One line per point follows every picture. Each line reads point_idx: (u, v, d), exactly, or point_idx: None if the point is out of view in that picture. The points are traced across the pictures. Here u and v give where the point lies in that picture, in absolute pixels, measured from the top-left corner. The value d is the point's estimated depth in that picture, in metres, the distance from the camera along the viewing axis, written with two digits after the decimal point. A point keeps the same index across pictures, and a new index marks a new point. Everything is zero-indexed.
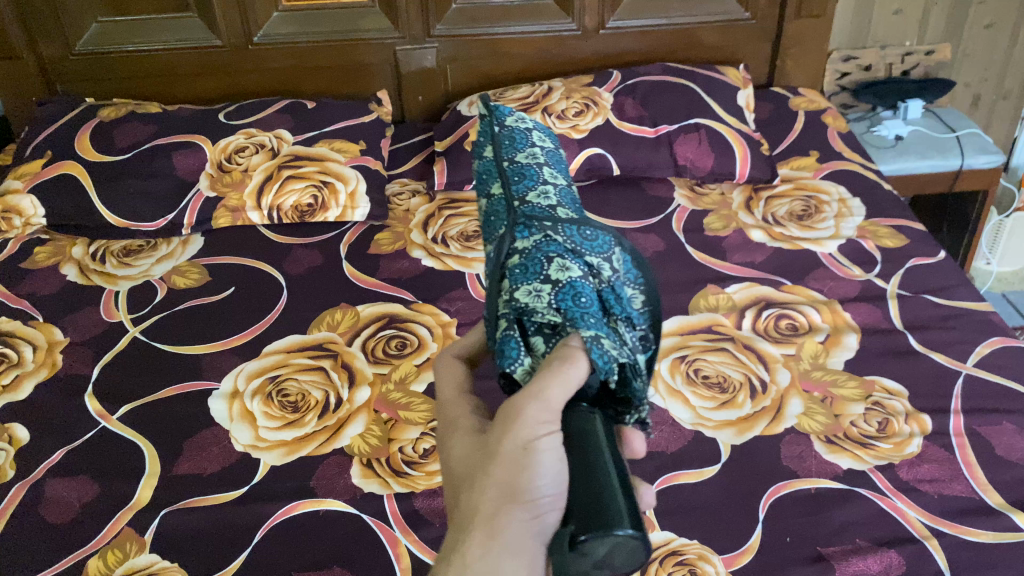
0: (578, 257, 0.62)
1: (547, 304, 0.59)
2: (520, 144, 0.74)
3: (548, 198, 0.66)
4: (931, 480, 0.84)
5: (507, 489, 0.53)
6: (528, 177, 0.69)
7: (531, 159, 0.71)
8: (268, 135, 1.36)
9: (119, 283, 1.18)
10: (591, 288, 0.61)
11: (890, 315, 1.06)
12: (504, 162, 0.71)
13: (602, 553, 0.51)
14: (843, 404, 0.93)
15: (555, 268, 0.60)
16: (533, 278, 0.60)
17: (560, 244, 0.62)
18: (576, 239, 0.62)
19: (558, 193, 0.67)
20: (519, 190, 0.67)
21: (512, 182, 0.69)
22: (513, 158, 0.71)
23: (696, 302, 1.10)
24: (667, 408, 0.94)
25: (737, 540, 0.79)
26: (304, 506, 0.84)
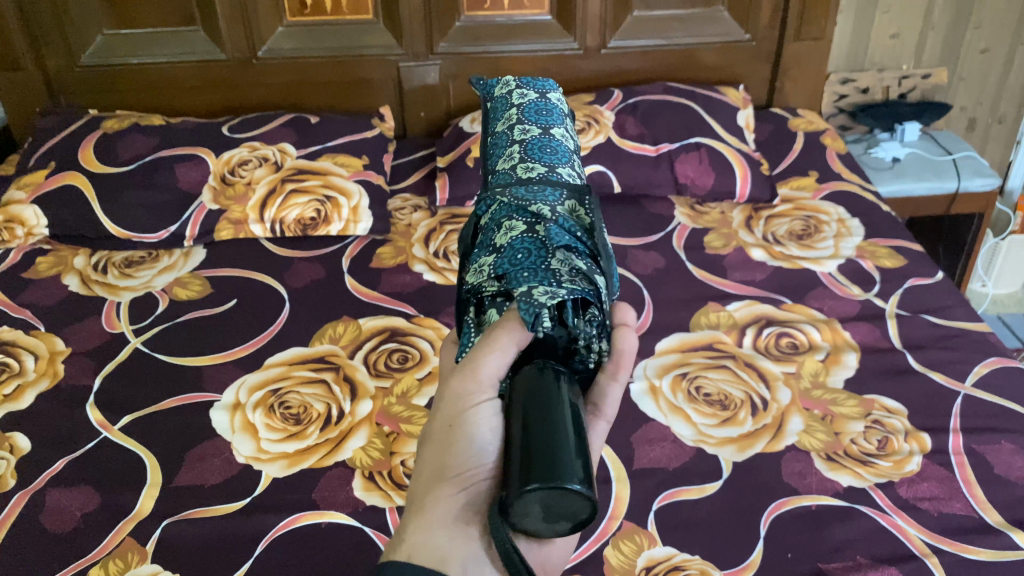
0: (523, 210, 0.63)
1: (487, 272, 0.60)
2: (500, 109, 0.75)
3: (511, 160, 0.68)
4: (931, 498, 0.84)
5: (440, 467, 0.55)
6: (499, 145, 0.71)
7: (509, 123, 0.72)
8: (271, 149, 1.37)
9: (122, 293, 1.18)
10: (530, 236, 0.61)
11: (889, 334, 1.07)
12: (488, 137, 0.74)
13: (542, 512, 0.46)
14: (843, 422, 0.94)
15: (500, 235, 0.62)
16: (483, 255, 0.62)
17: (504, 214, 0.63)
18: (523, 194, 0.64)
19: (523, 150, 0.68)
20: (491, 162, 0.70)
21: (489, 155, 0.71)
22: (494, 129, 0.74)
23: (696, 319, 1.10)
24: (668, 424, 0.94)
25: (738, 556, 0.79)
26: (306, 518, 0.84)
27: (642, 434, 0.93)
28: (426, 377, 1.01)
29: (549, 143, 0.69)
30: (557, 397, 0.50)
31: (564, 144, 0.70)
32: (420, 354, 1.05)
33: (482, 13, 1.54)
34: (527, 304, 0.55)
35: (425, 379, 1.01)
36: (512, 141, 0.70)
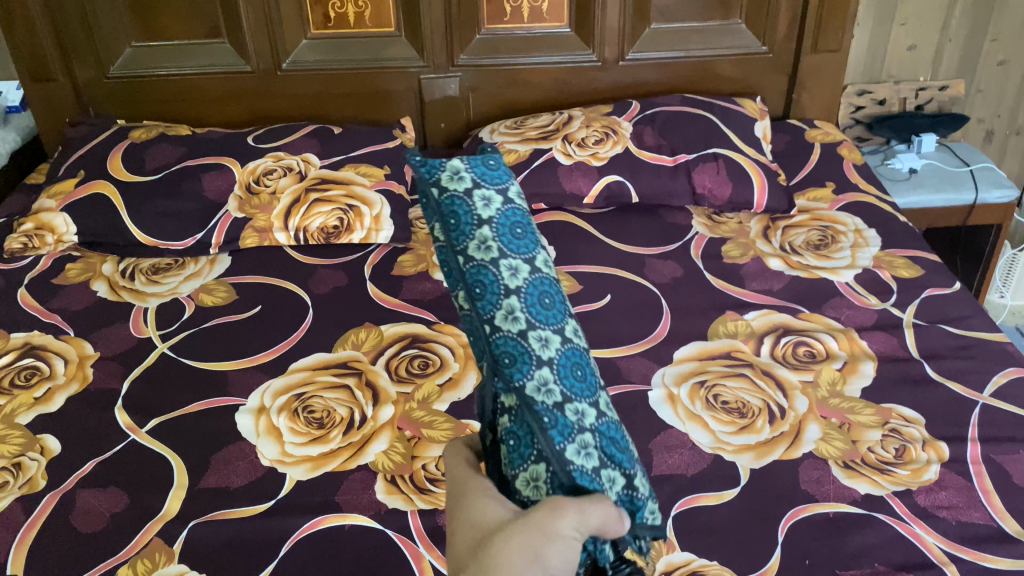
0: (559, 362, 0.53)
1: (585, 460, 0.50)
2: (460, 212, 0.58)
3: (513, 275, 0.55)
4: (949, 507, 0.85)
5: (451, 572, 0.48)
6: (484, 284, 0.55)
7: (485, 247, 0.56)
8: (295, 159, 1.39)
9: (149, 300, 1.21)
10: (582, 385, 0.54)
11: (906, 343, 1.08)
12: (459, 256, 0.56)
13: None
14: (860, 430, 0.94)
15: (555, 401, 0.51)
16: (524, 464, 0.51)
17: (576, 435, 0.51)
18: (546, 337, 0.54)
19: (518, 270, 0.56)
20: (483, 308, 0.54)
21: (473, 295, 0.55)
22: (467, 250, 0.56)
23: (714, 328, 1.11)
24: (687, 431, 0.95)
25: (756, 562, 0.80)
26: (329, 521, 0.85)
27: (661, 441, 0.94)
28: (447, 383, 1.03)
29: (515, 232, 0.58)
30: None
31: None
32: (440, 360, 1.06)
33: (503, 26, 1.56)
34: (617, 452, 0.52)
35: (446, 385, 1.03)
36: (558, 317, 0.56)
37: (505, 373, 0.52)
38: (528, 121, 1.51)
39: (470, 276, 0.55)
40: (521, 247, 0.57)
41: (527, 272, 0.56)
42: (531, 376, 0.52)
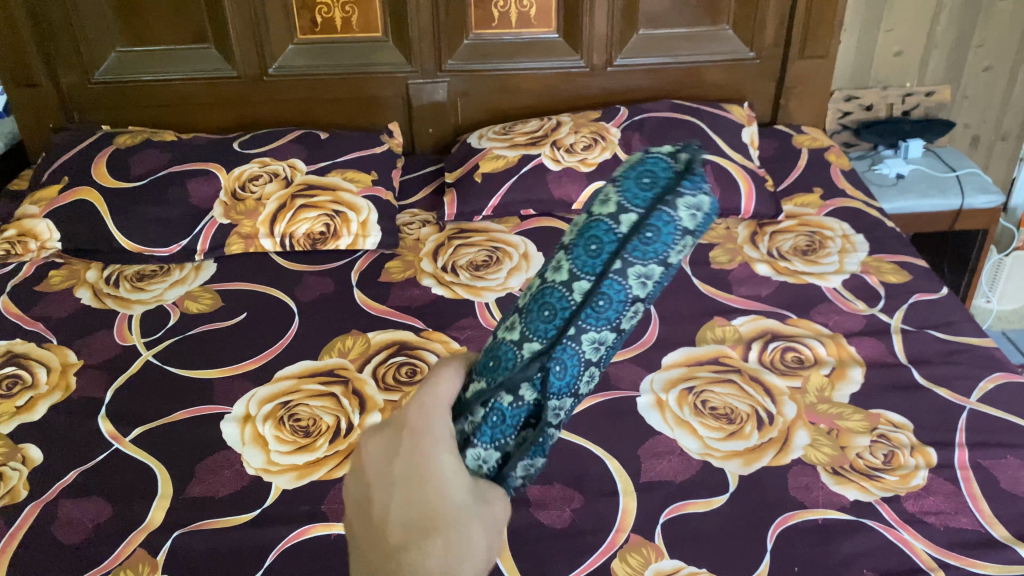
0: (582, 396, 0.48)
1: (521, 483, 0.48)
2: (666, 228, 0.46)
3: (627, 319, 0.48)
4: (937, 512, 0.85)
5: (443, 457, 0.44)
6: (611, 299, 0.46)
7: (640, 279, 0.46)
8: (282, 164, 1.38)
9: (133, 307, 1.20)
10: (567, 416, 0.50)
11: (894, 348, 1.08)
12: (619, 257, 0.46)
13: None
14: (848, 436, 0.94)
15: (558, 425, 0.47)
16: (487, 443, 0.46)
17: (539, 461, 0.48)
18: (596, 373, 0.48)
19: (636, 310, 0.48)
20: (588, 313, 0.46)
21: (595, 296, 0.46)
22: (631, 262, 0.46)
23: (703, 334, 1.11)
24: (675, 438, 0.95)
25: (745, 570, 0.79)
26: (316, 530, 0.84)
27: (649, 448, 0.94)
28: None
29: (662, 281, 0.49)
30: None
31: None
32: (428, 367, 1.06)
33: (490, 31, 1.55)
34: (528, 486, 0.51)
35: None
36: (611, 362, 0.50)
37: (558, 373, 0.46)
38: (517, 126, 1.50)
39: (606, 282, 0.46)
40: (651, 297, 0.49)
41: (636, 321, 0.48)
42: (563, 400, 0.47)
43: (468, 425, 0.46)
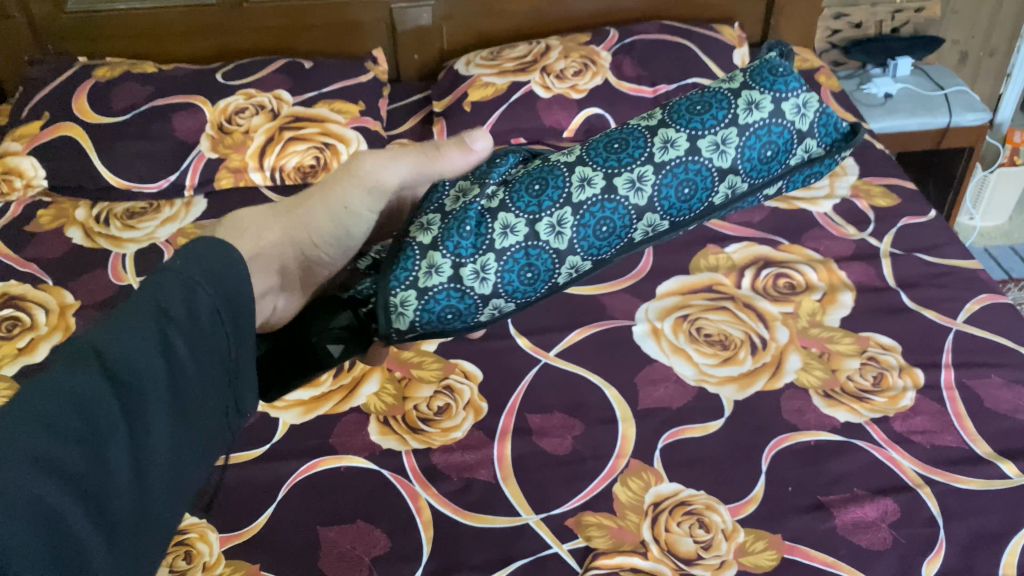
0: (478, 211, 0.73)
1: (434, 273, 0.72)
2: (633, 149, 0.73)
3: (578, 189, 0.72)
4: (924, 431, 0.88)
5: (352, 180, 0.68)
6: (550, 179, 0.73)
7: (604, 170, 0.73)
8: (267, 96, 1.35)
9: (126, 246, 1.19)
10: (473, 220, 0.73)
11: (883, 273, 1.10)
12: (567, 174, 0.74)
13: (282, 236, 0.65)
14: (839, 359, 0.97)
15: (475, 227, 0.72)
16: (401, 285, 0.72)
17: (474, 261, 0.72)
18: (518, 197, 0.73)
19: (552, 190, 0.73)
20: (547, 190, 0.73)
21: (541, 181, 0.73)
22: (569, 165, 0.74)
23: (696, 262, 1.12)
24: (671, 365, 0.97)
25: (742, 491, 0.83)
26: (326, 463, 0.87)
27: (646, 375, 0.96)
28: None
29: (616, 153, 0.73)
30: (222, 264, 0.51)
31: (673, 145, 0.72)
32: None
33: None
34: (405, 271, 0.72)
35: None
36: (544, 195, 0.72)
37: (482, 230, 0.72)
38: (504, 51, 1.47)
39: (546, 173, 0.74)
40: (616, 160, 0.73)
41: (592, 189, 0.72)
42: (486, 235, 0.72)
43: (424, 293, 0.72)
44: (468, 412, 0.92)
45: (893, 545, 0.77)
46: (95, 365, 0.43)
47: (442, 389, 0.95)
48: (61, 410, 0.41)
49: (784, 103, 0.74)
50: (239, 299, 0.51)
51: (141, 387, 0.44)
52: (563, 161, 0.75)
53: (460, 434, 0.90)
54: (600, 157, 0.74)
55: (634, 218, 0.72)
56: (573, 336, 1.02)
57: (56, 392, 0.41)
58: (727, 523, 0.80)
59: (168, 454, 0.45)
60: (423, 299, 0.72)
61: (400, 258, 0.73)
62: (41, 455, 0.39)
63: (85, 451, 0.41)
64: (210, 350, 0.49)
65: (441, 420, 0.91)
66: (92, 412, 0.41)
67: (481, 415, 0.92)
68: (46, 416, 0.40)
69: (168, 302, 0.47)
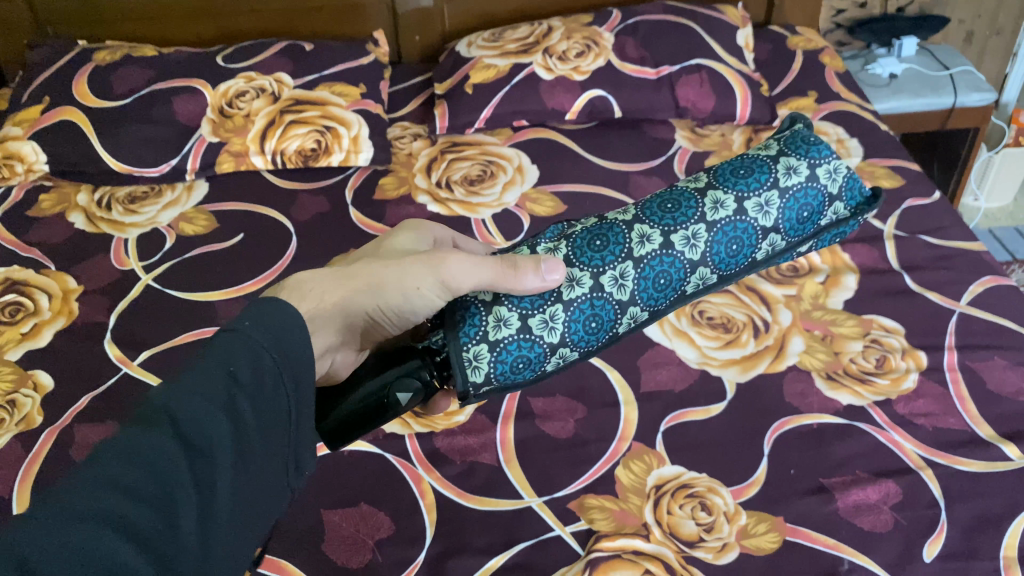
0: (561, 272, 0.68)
1: (506, 329, 0.67)
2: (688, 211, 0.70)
3: (643, 243, 0.69)
4: (927, 414, 0.88)
5: (431, 276, 0.68)
6: (611, 239, 0.69)
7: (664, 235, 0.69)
8: (268, 79, 1.35)
9: (128, 231, 1.19)
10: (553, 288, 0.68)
11: (887, 255, 1.09)
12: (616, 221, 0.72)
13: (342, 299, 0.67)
14: (842, 341, 0.97)
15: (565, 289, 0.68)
16: (473, 340, 0.67)
17: (544, 310, 0.67)
18: (581, 252, 0.69)
19: (628, 249, 0.69)
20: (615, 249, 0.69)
21: (603, 241, 0.69)
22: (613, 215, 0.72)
23: None
24: (673, 348, 0.97)
25: (744, 474, 0.83)
26: (329, 447, 0.87)
27: (648, 358, 0.96)
28: None
29: (664, 207, 0.71)
30: (284, 318, 0.53)
31: (722, 205, 0.70)
32: None
33: None
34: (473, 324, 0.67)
35: None
36: (612, 252, 0.69)
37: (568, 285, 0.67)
38: (507, 32, 1.46)
39: (605, 231, 0.70)
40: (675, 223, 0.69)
41: (656, 244, 0.69)
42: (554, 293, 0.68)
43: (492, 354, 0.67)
44: None
45: (895, 527, 0.78)
46: (168, 429, 0.44)
47: None
48: (131, 475, 0.41)
49: (819, 166, 0.72)
50: (301, 358, 0.53)
51: (210, 449, 0.45)
52: (621, 218, 0.71)
53: (463, 418, 0.90)
54: (657, 214, 0.70)
55: (686, 272, 0.69)
56: None
57: (133, 457, 0.42)
58: (729, 506, 0.80)
59: (233, 516, 0.47)
60: (490, 350, 0.67)
61: (466, 315, 0.68)
62: (103, 501, 0.40)
63: (161, 513, 0.42)
64: (272, 413, 0.51)
65: None
66: (164, 475, 0.43)
67: (484, 398, 0.92)
68: (123, 481, 0.41)
69: (235, 366, 0.49)
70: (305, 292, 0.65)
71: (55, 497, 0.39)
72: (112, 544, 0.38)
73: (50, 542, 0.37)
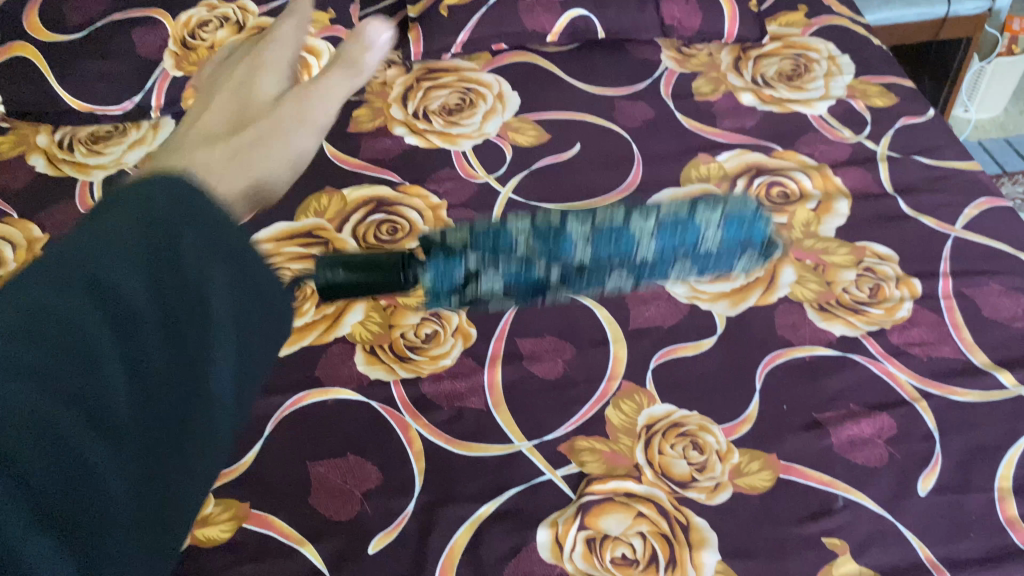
0: (544, 252, 0.69)
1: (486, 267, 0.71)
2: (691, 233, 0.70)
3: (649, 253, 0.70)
4: (921, 343, 0.87)
5: (314, 126, 0.73)
6: (620, 240, 0.69)
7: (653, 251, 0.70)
8: (231, 6, 1.27)
9: (92, 173, 1.14)
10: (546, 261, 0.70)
11: (880, 178, 1.05)
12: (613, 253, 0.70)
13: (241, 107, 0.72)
14: (835, 271, 0.94)
15: (541, 256, 0.69)
16: (455, 273, 0.70)
17: (531, 271, 0.70)
18: (572, 250, 0.69)
19: (618, 238, 0.69)
20: (614, 250, 0.69)
21: (606, 244, 0.69)
22: (615, 244, 0.70)
23: (687, 172, 1.07)
24: (662, 283, 0.94)
25: (736, 410, 0.82)
26: (313, 396, 0.85)
27: (637, 294, 0.93)
28: (419, 249, 0.98)
29: (683, 231, 0.69)
30: None
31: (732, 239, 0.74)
32: (410, 224, 1.00)
33: None
34: (441, 270, 0.70)
35: (418, 250, 0.98)
36: (609, 253, 0.70)
37: (538, 251, 0.69)
38: None
39: (609, 233, 0.69)
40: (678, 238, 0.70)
41: (651, 231, 0.70)
42: (546, 271, 0.70)
43: (472, 268, 0.70)
44: (456, 339, 0.90)
45: (889, 461, 0.77)
46: (160, 187, 0.42)
47: (429, 316, 0.92)
48: (125, 227, 0.40)
49: None
50: None
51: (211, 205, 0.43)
52: (643, 230, 0.69)
53: (449, 362, 0.88)
54: (679, 239, 0.69)
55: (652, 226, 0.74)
56: None
57: (120, 211, 0.40)
58: (722, 444, 0.79)
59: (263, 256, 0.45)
60: (464, 269, 0.70)
61: (432, 266, 0.70)
62: (86, 255, 0.38)
63: (159, 264, 0.40)
64: None
65: (429, 347, 0.89)
66: (159, 223, 0.41)
67: (470, 341, 0.90)
68: (117, 237, 0.39)
69: None
70: (219, 107, 0.72)
71: (52, 256, 0.38)
72: (91, 295, 0.37)
73: (37, 296, 0.36)
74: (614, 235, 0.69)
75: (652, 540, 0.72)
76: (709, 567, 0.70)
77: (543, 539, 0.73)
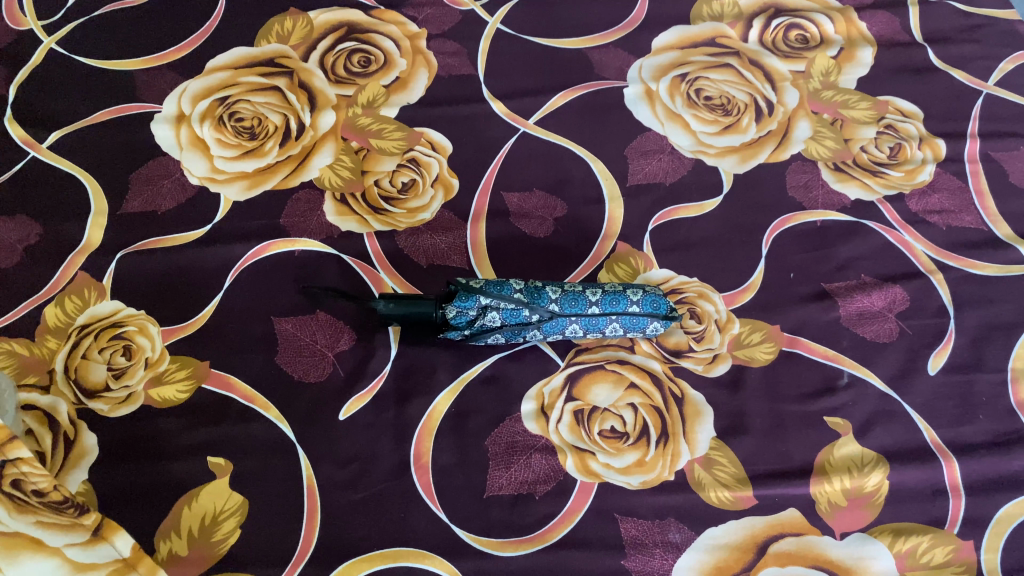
0: (533, 307, 0.65)
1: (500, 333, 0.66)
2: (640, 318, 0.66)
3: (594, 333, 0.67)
4: (941, 212, 0.80)
5: None
6: (584, 313, 0.66)
7: (600, 325, 0.66)
8: None
9: None
10: (529, 328, 0.66)
11: (909, 25, 0.93)
12: (581, 304, 0.66)
13: None
14: (853, 127, 0.85)
15: (533, 314, 0.65)
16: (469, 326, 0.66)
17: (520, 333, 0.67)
18: (547, 319, 0.66)
19: (573, 320, 0.66)
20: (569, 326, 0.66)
21: (563, 310, 0.65)
22: (585, 299, 0.66)
23: (697, 9, 0.94)
24: (665, 134, 0.85)
25: (739, 277, 0.76)
26: (276, 247, 0.77)
27: (636, 147, 0.84)
28: (394, 86, 0.87)
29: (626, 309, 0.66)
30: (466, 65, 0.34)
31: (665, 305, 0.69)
32: (384, 56, 0.89)
33: None
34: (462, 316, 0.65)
35: (393, 87, 0.87)
36: (580, 324, 0.66)
37: (524, 314, 0.65)
38: None
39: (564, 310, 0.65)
40: (628, 314, 0.66)
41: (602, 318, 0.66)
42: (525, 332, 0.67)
43: (494, 331, 0.66)
44: (437, 190, 0.81)
45: (899, 337, 0.72)
46: None
47: (407, 163, 0.82)
48: None
49: None
50: None
51: None
52: (582, 315, 0.66)
53: (429, 216, 0.79)
54: (613, 324, 0.66)
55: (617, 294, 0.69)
56: (557, 99, 0.88)
57: None
58: (721, 314, 0.73)
59: None
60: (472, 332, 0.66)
61: (460, 293, 0.65)
62: None
63: None
64: None
65: (406, 199, 0.80)
66: None
67: (452, 193, 0.81)
68: None
69: None
70: None
71: None
72: None
73: None
74: (554, 305, 0.65)
75: (643, 414, 0.67)
76: (702, 445, 0.66)
77: (528, 410, 0.68)
